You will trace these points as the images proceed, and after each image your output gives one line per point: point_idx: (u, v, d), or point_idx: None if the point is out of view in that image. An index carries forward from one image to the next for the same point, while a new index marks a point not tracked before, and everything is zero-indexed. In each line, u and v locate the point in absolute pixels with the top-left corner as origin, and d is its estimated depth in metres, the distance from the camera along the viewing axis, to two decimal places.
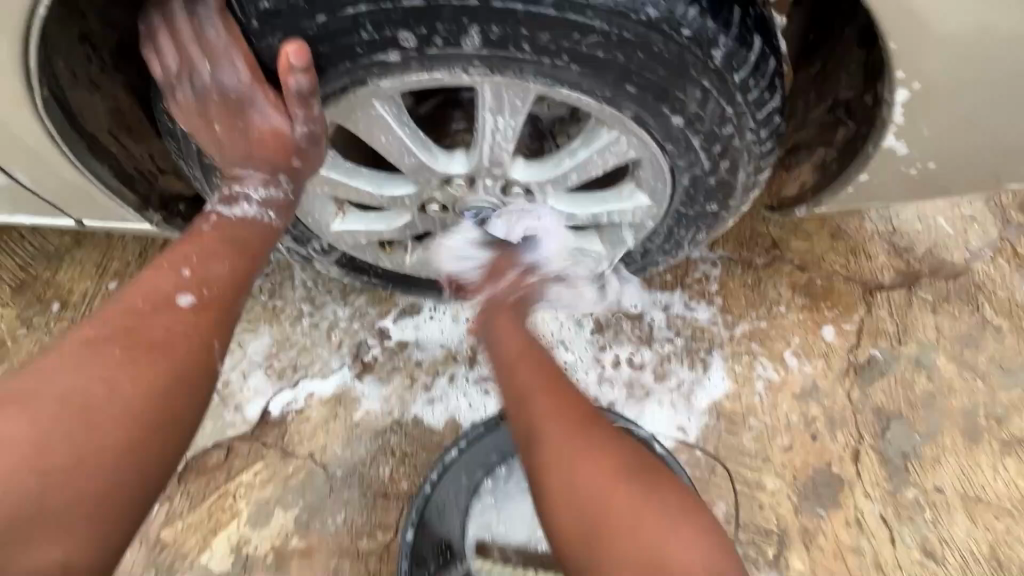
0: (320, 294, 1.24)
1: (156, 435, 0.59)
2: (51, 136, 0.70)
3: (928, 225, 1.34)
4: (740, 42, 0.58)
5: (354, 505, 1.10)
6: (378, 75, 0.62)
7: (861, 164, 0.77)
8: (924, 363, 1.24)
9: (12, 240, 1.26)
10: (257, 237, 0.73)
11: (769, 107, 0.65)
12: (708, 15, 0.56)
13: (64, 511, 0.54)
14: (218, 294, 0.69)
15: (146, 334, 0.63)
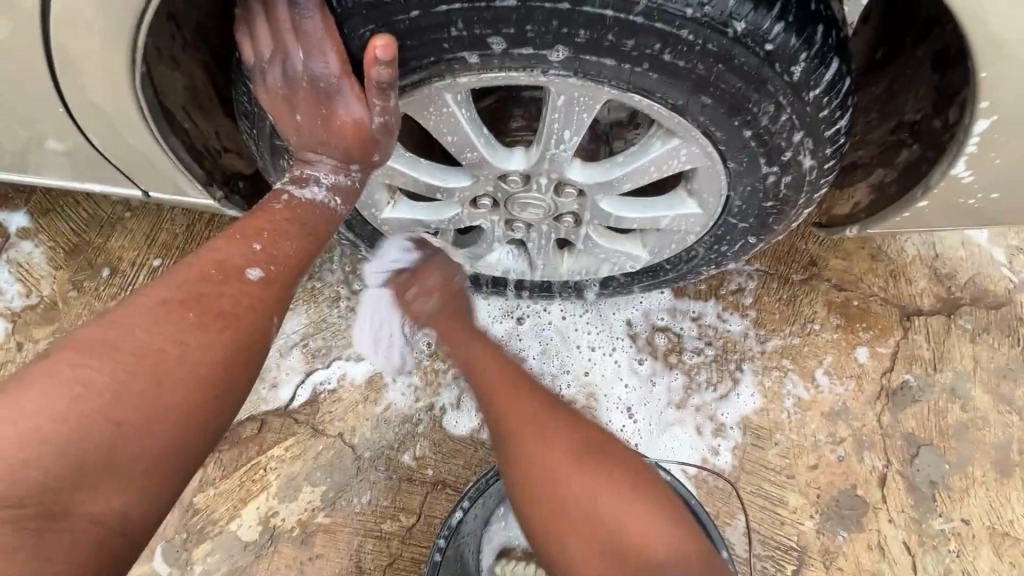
0: (357, 279, 1.26)
1: (219, 399, 0.59)
2: (140, 109, 0.74)
3: (972, 253, 1.32)
4: (820, 60, 0.59)
5: (380, 488, 1.12)
6: (457, 70, 0.63)
7: (922, 191, 0.76)
8: (958, 393, 1.22)
9: (67, 205, 1.30)
10: (326, 218, 0.73)
11: (837, 126, 0.65)
12: (794, 31, 0.57)
13: (122, 464, 0.53)
14: (287, 273, 0.67)
15: (219, 300, 0.61)
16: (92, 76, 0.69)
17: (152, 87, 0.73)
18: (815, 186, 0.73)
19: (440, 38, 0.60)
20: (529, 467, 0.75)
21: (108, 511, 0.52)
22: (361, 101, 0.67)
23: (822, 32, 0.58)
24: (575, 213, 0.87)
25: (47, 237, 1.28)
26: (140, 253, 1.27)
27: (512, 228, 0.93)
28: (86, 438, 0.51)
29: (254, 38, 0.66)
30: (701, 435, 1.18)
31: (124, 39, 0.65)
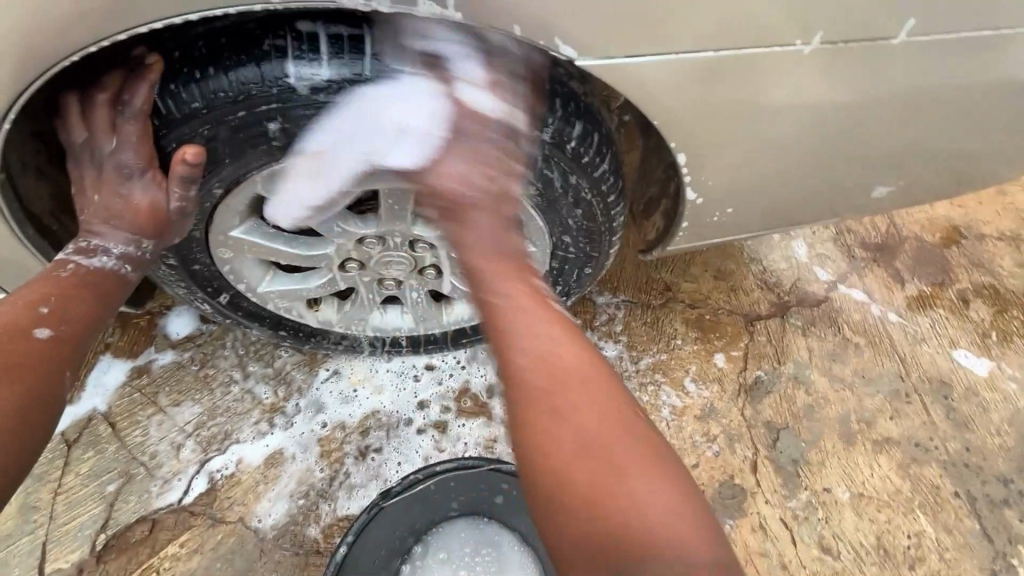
0: (251, 360, 1.30)
1: (13, 438, 0.66)
2: (4, 219, 0.78)
3: (790, 263, 1.60)
4: (565, 122, 0.80)
5: (286, 566, 1.10)
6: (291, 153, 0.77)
7: (682, 214, 0.98)
8: (801, 380, 1.43)
9: None
10: (109, 284, 0.82)
11: (602, 168, 0.85)
12: (538, 104, 0.78)
13: None
14: (77, 332, 0.76)
15: (11, 357, 0.69)
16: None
17: (18, 195, 0.78)
18: (612, 210, 0.90)
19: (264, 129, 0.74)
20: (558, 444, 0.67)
21: None
22: (160, 189, 0.78)
23: (559, 103, 0.80)
24: (435, 264, 1.00)
25: None
26: None
27: (384, 284, 1.05)
28: None
29: (67, 124, 0.75)
30: None
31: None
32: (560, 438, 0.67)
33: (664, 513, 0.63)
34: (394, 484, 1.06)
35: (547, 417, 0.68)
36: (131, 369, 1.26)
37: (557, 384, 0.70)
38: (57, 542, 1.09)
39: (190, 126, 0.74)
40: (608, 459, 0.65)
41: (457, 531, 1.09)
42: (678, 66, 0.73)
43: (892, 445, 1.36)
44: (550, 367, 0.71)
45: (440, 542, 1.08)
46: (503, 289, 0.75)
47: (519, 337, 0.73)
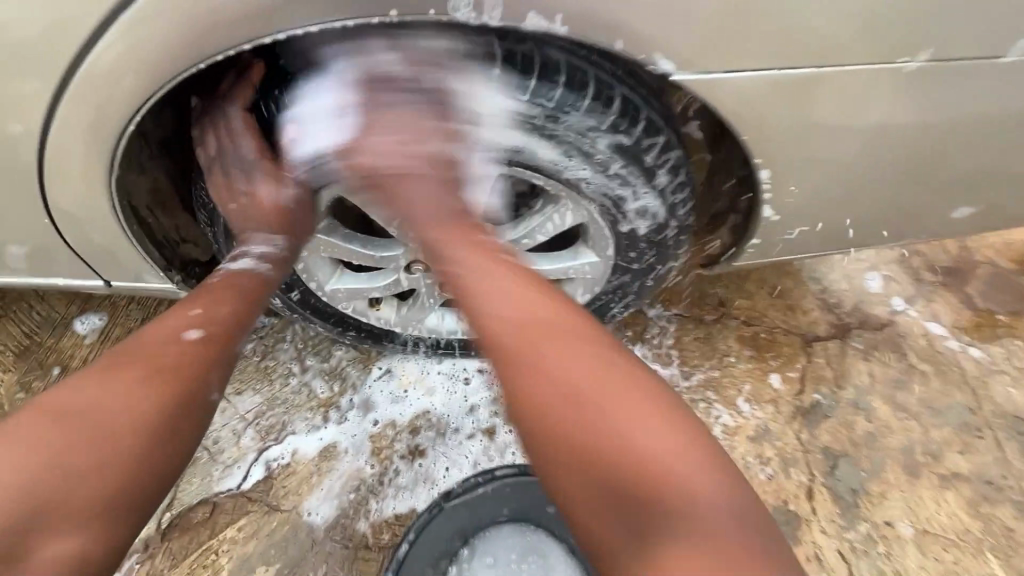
0: (309, 354, 1.34)
1: (158, 445, 0.65)
2: (111, 205, 0.84)
3: (852, 284, 1.54)
4: (648, 135, 0.80)
5: (336, 558, 1.13)
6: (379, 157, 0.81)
7: (753, 230, 0.96)
8: (862, 406, 1.37)
9: (21, 310, 1.36)
10: (255, 283, 0.84)
11: (677, 181, 0.86)
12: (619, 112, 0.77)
13: (90, 507, 0.60)
14: (224, 332, 0.77)
15: (168, 359, 0.71)
16: (70, 178, 0.80)
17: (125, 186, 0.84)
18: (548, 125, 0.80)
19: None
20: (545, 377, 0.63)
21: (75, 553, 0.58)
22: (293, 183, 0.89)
23: (646, 115, 0.79)
24: None
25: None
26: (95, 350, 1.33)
27: None
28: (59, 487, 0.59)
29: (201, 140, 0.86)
30: None
31: (105, 147, 0.77)
32: (547, 379, 0.63)
33: (670, 457, 0.57)
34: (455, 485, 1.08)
35: (557, 397, 0.62)
36: None
37: (551, 330, 0.66)
38: None
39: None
40: (612, 416, 0.59)
41: (504, 537, 1.09)
42: (774, 81, 0.73)
43: (961, 481, 1.28)
44: (522, 312, 0.68)
45: (487, 547, 1.08)
46: (452, 253, 0.75)
47: (473, 279, 0.71)
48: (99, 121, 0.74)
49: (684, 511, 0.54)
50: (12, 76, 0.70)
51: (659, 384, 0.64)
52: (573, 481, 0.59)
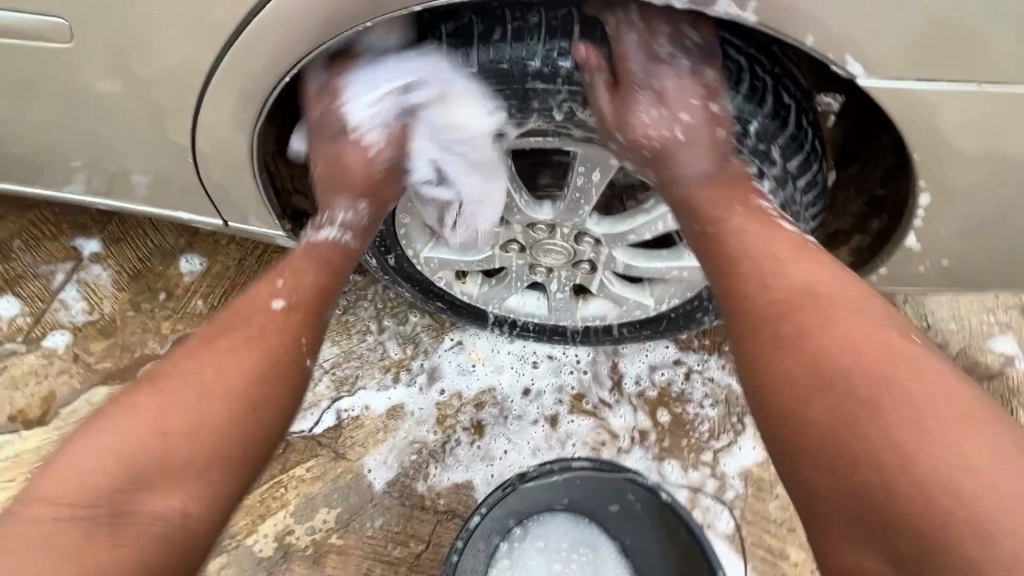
0: (387, 315, 1.38)
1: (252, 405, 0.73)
2: (246, 150, 0.89)
3: (963, 325, 1.41)
4: (792, 140, 0.79)
5: (393, 513, 1.17)
6: (506, 131, 0.80)
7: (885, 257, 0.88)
8: None
9: (137, 235, 1.47)
10: (341, 254, 0.90)
11: (811, 191, 0.84)
12: (771, 114, 0.78)
13: (238, 455, 0.70)
14: (304, 300, 0.84)
15: (257, 331, 0.79)
16: (215, 120, 0.85)
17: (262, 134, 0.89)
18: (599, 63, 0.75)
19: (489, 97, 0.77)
20: (840, 356, 0.63)
21: (217, 497, 0.68)
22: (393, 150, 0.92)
23: (795, 118, 0.79)
24: (591, 260, 1.00)
25: (115, 263, 1.44)
26: (197, 281, 1.42)
27: (534, 271, 1.05)
28: (225, 442, 0.70)
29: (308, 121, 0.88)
30: (702, 484, 1.22)
31: (257, 96, 0.81)
32: (797, 381, 0.64)
33: (991, 498, 0.51)
34: (531, 468, 1.01)
35: (812, 385, 0.63)
36: None
37: (808, 334, 0.66)
38: None
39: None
40: (887, 406, 0.58)
41: (558, 527, 1.09)
42: (971, 99, 0.67)
43: None
44: (777, 312, 0.69)
45: (541, 531, 1.09)
46: (729, 224, 0.77)
47: (743, 279, 0.73)
48: (254, 68, 0.78)
49: (980, 555, 0.50)
50: (179, 16, 0.74)
51: (970, 399, 0.58)
52: (823, 466, 0.60)
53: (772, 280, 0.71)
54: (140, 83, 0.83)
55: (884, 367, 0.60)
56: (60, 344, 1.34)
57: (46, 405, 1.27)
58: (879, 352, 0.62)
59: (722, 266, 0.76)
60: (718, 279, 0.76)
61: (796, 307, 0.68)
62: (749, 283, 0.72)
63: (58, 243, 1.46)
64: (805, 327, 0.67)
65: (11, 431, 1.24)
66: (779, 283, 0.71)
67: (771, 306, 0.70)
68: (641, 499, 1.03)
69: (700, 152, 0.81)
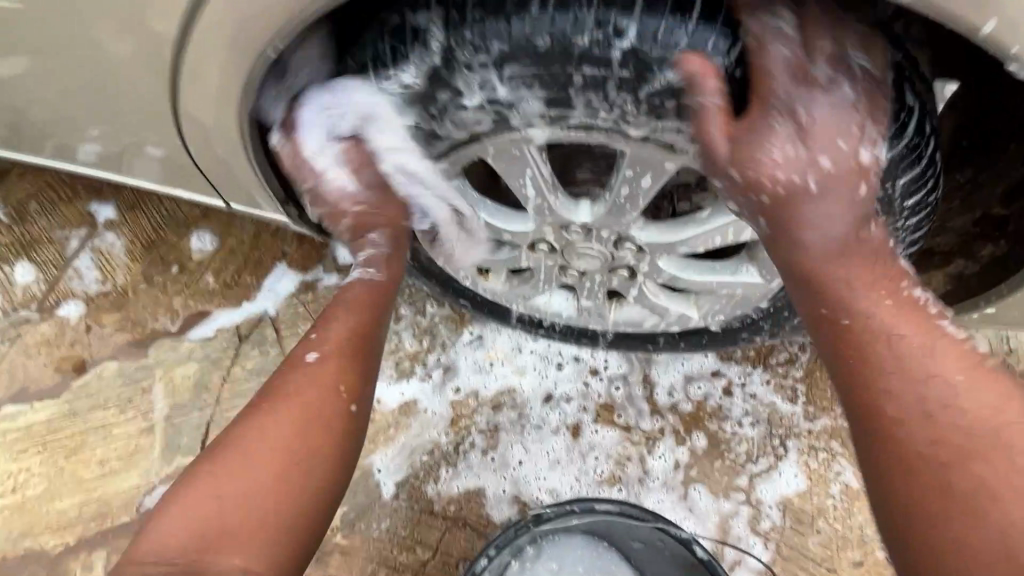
0: (404, 303, 1.29)
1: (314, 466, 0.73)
2: (239, 130, 0.78)
3: None
4: (909, 149, 0.65)
5: (401, 516, 1.11)
6: (537, 124, 0.66)
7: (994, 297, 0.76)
8: None
9: (151, 203, 1.41)
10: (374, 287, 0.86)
11: (916, 208, 0.70)
12: (914, 128, 0.65)
13: (311, 513, 0.71)
14: (346, 344, 0.81)
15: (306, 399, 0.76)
16: (208, 98, 0.74)
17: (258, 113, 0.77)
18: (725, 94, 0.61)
19: (520, 75, 0.62)
20: (946, 417, 0.60)
21: (303, 554, 0.70)
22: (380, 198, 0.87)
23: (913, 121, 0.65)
24: (631, 266, 0.87)
25: (129, 231, 1.39)
26: (211, 255, 1.36)
27: (566, 274, 0.93)
28: (290, 508, 0.70)
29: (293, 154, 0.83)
30: (734, 511, 1.12)
31: (243, 70, 0.70)
32: (930, 469, 0.59)
33: None
34: (547, 510, 0.96)
35: (933, 494, 0.58)
36: (300, 283, 1.32)
37: (950, 452, 0.58)
38: (220, 424, 1.20)
39: (433, 51, 0.63)
40: (1002, 484, 0.57)
41: (575, 551, 1.02)
42: None
43: None
44: (928, 434, 0.60)
45: (556, 552, 1.02)
46: (841, 268, 0.65)
47: (882, 385, 0.62)
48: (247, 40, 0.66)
49: None
50: None
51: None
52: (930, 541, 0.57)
53: (884, 328, 0.64)
54: (128, 46, 0.73)
55: (1000, 435, 0.58)
56: (74, 314, 1.31)
57: (57, 376, 1.24)
58: (968, 407, 0.60)
59: (849, 327, 0.65)
60: (821, 333, 0.67)
61: (903, 350, 0.63)
62: (850, 312, 0.65)
63: (73, 207, 1.41)
64: (927, 384, 0.61)
65: (24, 400, 1.22)
66: (912, 346, 0.63)
67: (887, 362, 0.62)
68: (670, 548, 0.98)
69: (831, 197, 0.64)
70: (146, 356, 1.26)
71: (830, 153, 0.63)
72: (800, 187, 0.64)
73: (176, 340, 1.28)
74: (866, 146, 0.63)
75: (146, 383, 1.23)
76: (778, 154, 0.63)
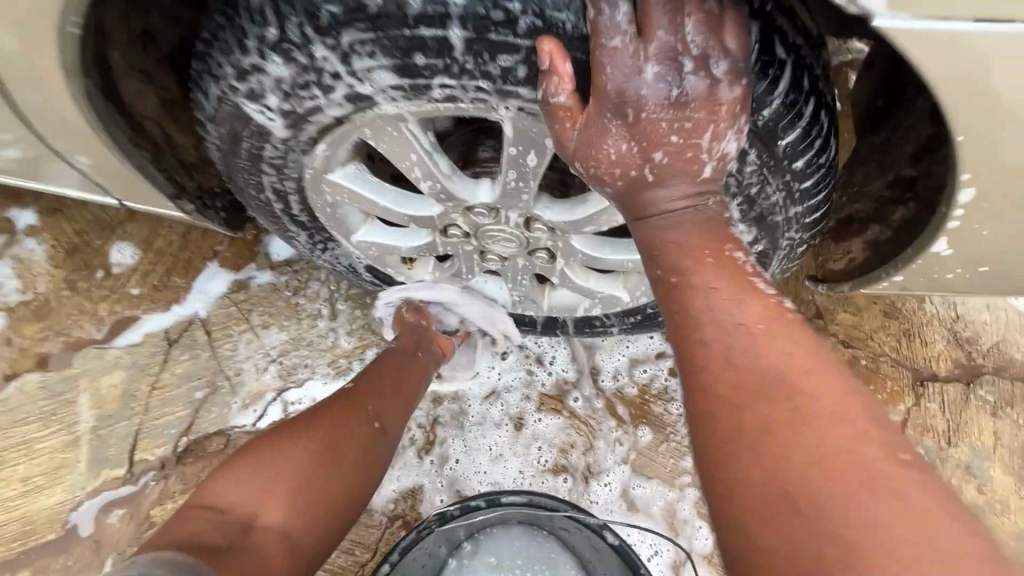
0: (342, 300, 1.25)
1: (340, 465, 0.80)
2: (87, 119, 0.70)
3: (998, 318, 1.22)
4: (807, 132, 0.59)
5: None
6: (391, 98, 0.60)
7: (898, 265, 0.73)
8: (975, 472, 1.12)
9: (73, 206, 1.34)
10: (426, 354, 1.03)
11: (818, 190, 0.65)
12: (787, 99, 0.57)
13: (322, 498, 0.76)
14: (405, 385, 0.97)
15: (354, 415, 0.87)
16: (36, 86, 0.66)
17: (109, 99, 0.70)
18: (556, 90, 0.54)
19: (357, 41, 0.55)
20: (743, 359, 0.50)
21: (287, 529, 0.71)
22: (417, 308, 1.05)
23: (811, 105, 0.59)
24: (550, 248, 0.83)
25: (49, 237, 1.32)
26: (137, 257, 1.30)
27: (487, 261, 0.90)
28: (329, 481, 0.78)
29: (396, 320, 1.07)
30: (679, 494, 1.10)
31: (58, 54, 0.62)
32: (723, 417, 0.49)
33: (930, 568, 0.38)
34: (450, 509, 0.94)
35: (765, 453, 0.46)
36: (232, 282, 1.27)
37: (767, 403, 0.48)
38: (150, 434, 1.16)
39: (266, 23, 0.56)
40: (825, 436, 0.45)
41: (512, 543, 0.99)
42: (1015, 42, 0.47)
43: None
44: (735, 385, 0.49)
45: (493, 547, 0.99)
46: (659, 220, 0.58)
47: (694, 341, 0.53)
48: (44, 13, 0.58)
49: None
50: None
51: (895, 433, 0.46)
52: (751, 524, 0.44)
53: (705, 275, 0.55)
54: None
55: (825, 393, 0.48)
56: None
57: None
58: (786, 348, 0.51)
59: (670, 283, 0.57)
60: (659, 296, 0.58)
61: (717, 306, 0.54)
62: (686, 274, 0.56)
63: None
64: (715, 325, 0.53)
65: None
66: (711, 288, 0.55)
67: (699, 312, 0.54)
68: (589, 538, 0.95)
69: (680, 187, 0.57)
70: (69, 367, 1.21)
71: (666, 150, 0.55)
72: (636, 181, 0.57)
73: (102, 348, 1.22)
74: (710, 150, 0.55)
75: (70, 395, 1.18)
76: (614, 152, 0.55)
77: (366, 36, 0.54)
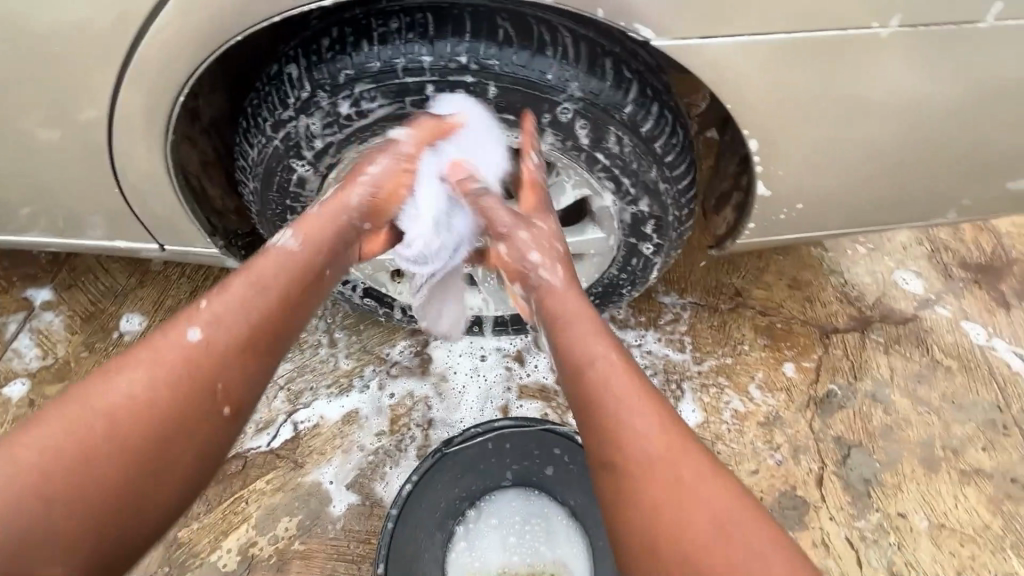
0: (338, 328, 1.42)
1: (167, 448, 0.69)
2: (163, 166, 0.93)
3: (876, 277, 1.52)
4: (660, 121, 0.89)
5: (354, 513, 1.21)
6: (390, 123, 0.90)
7: (750, 214, 1.02)
8: (879, 398, 1.37)
9: (86, 280, 1.51)
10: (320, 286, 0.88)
11: (681, 164, 0.95)
12: (637, 102, 0.86)
13: (137, 492, 0.66)
14: (286, 335, 0.82)
15: (201, 381, 0.72)
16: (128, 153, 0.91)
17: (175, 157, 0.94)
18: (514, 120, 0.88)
19: (365, 90, 0.84)
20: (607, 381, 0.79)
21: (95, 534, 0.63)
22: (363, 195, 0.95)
23: (658, 105, 0.89)
24: None
25: (66, 308, 1.47)
26: (149, 316, 1.47)
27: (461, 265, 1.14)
28: (136, 481, 0.66)
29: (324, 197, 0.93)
30: None
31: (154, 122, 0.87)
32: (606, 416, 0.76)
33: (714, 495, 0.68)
34: (456, 435, 1.08)
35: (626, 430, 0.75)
36: None
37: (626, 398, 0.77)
38: None
39: (302, 87, 0.84)
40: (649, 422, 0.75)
41: (512, 501, 1.15)
42: (754, 48, 0.78)
43: (980, 477, 1.30)
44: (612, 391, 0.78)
45: (495, 510, 1.14)
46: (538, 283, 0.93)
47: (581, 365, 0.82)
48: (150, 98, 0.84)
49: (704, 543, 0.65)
50: (87, 56, 0.80)
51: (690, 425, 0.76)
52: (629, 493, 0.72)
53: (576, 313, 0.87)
54: (63, 126, 0.88)
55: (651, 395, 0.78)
56: (18, 393, 1.37)
57: None
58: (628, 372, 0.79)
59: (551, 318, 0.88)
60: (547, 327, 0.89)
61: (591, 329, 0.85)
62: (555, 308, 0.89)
63: (7, 296, 1.48)
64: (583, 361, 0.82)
65: None
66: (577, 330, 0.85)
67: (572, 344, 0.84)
68: (570, 455, 1.12)
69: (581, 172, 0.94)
70: None
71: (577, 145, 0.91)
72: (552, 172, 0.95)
73: None
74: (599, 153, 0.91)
75: None
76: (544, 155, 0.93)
77: (371, 86, 0.83)
